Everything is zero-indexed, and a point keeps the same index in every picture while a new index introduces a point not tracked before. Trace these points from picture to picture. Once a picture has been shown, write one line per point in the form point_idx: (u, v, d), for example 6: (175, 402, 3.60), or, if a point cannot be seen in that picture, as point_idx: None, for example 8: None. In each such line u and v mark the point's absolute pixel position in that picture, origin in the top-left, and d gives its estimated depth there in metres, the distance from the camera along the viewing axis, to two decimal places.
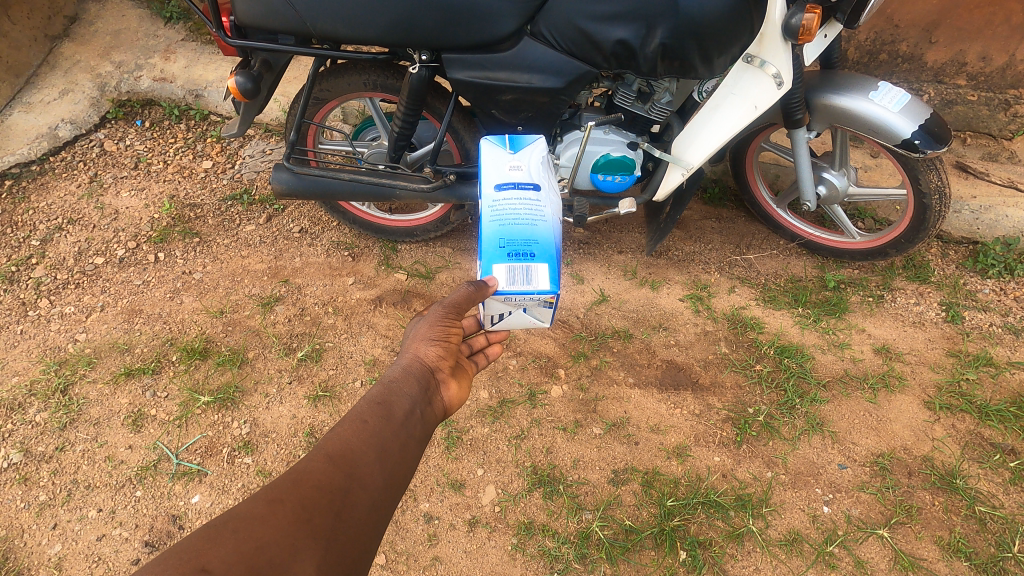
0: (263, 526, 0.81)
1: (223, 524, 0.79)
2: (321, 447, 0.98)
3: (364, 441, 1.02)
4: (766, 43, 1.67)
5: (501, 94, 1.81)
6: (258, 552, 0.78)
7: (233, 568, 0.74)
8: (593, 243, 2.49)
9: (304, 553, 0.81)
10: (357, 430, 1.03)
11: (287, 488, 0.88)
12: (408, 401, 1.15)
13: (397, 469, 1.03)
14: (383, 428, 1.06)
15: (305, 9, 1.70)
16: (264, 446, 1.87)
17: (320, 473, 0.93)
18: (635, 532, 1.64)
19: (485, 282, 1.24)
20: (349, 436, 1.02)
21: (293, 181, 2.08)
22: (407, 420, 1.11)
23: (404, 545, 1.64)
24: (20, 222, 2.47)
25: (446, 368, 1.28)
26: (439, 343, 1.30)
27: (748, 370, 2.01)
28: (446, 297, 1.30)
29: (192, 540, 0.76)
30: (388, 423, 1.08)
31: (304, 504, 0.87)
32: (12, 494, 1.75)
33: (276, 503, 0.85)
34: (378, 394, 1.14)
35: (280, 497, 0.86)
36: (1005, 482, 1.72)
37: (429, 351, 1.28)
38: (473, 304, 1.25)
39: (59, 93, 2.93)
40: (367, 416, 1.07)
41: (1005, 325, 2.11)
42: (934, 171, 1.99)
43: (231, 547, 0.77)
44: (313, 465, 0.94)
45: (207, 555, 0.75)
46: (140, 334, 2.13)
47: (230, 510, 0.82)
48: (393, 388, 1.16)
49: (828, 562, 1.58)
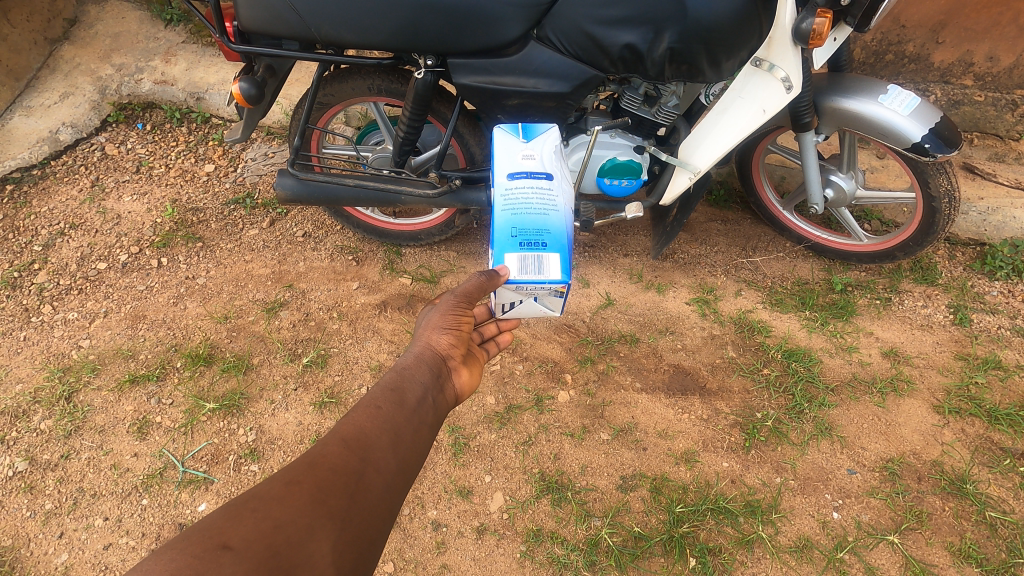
0: (280, 506, 0.81)
1: (243, 504, 0.80)
2: (336, 431, 0.98)
3: (378, 426, 1.01)
4: (774, 47, 1.66)
5: (507, 98, 1.79)
6: (276, 531, 0.78)
7: (253, 548, 0.75)
8: (598, 246, 2.48)
9: (320, 533, 0.82)
10: (371, 415, 1.02)
11: (303, 469, 0.88)
12: (420, 388, 1.14)
13: (410, 454, 1.02)
14: (396, 413, 1.05)
15: (309, 14, 1.68)
16: (270, 453, 1.86)
17: (335, 456, 0.92)
18: (644, 539, 1.64)
19: (497, 270, 1.23)
20: (363, 421, 1.01)
21: (298, 187, 2.07)
22: (420, 406, 1.10)
23: (412, 553, 1.63)
24: (21, 227, 2.45)
25: (458, 356, 1.27)
26: (451, 331, 1.29)
27: (756, 375, 2.00)
28: (458, 286, 1.29)
29: (213, 518, 0.77)
30: (401, 408, 1.07)
31: (320, 486, 0.87)
32: (18, 503, 1.75)
33: (293, 484, 0.85)
34: (391, 380, 1.13)
35: (297, 478, 0.87)
36: (1016, 487, 1.71)
37: (441, 340, 1.27)
38: (485, 293, 1.25)
39: (60, 96, 2.91)
40: (380, 401, 1.06)
41: (1013, 328, 2.10)
42: (942, 175, 1.98)
43: (251, 526, 0.77)
44: (328, 448, 0.94)
45: (226, 533, 0.76)
46: (143, 340, 2.12)
47: (249, 490, 0.83)
48: (405, 374, 1.15)
49: (839, 569, 1.58)
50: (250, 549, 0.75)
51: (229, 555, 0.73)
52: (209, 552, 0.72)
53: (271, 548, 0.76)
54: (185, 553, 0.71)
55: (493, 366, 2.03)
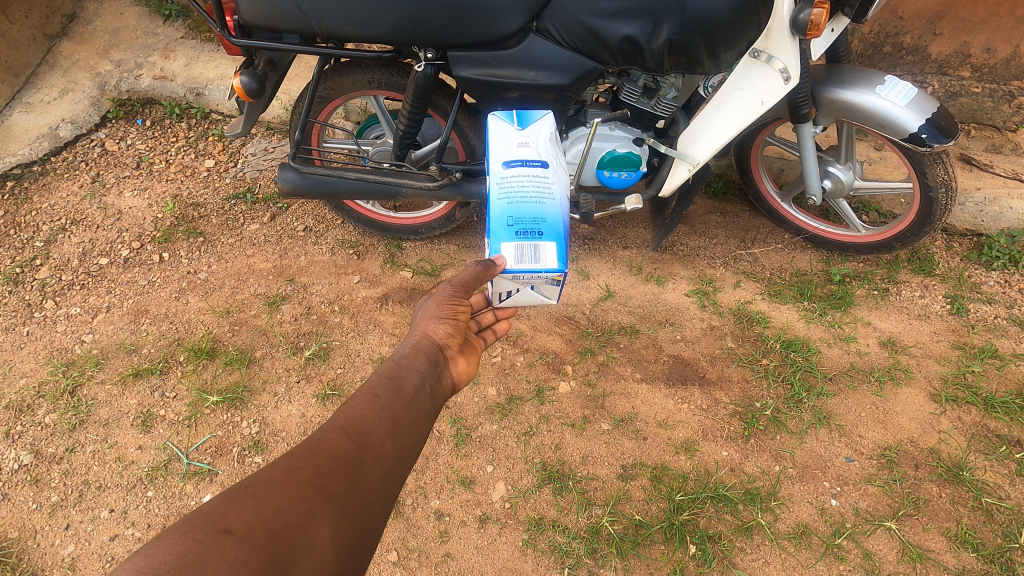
0: (281, 492, 0.83)
1: (243, 490, 0.82)
2: (334, 419, 0.99)
3: (376, 414, 1.02)
4: (773, 38, 1.68)
5: (507, 91, 1.80)
6: (277, 516, 0.80)
7: (254, 533, 0.76)
8: (598, 238, 2.49)
9: (320, 518, 0.83)
10: (368, 404, 1.04)
11: (302, 457, 0.90)
12: (417, 376, 1.15)
13: (407, 442, 1.03)
14: (394, 402, 1.07)
15: (310, 8, 1.69)
16: (274, 445, 1.88)
17: (333, 444, 0.94)
18: (645, 526, 1.66)
19: (493, 261, 1.24)
20: (361, 410, 1.02)
21: (299, 181, 2.07)
22: (417, 395, 1.12)
23: (415, 542, 1.65)
24: (22, 223, 2.46)
25: (455, 346, 1.28)
26: (448, 321, 1.30)
27: (755, 365, 2.01)
28: (454, 276, 1.31)
29: (215, 504, 0.79)
30: (398, 396, 1.08)
31: (319, 473, 0.88)
32: (24, 496, 1.76)
33: (293, 471, 0.87)
34: (388, 370, 1.14)
35: (297, 465, 0.88)
36: (1011, 474, 1.73)
37: (438, 330, 1.28)
38: (481, 283, 1.26)
39: (59, 92, 2.92)
40: (378, 390, 1.08)
41: (1010, 318, 2.12)
42: (940, 165, 2.00)
43: (252, 512, 0.79)
44: (327, 436, 0.95)
45: (228, 518, 0.77)
46: (147, 334, 2.14)
47: (249, 477, 0.84)
48: (403, 363, 1.17)
49: (837, 555, 1.60)
50: (251, 533, 0.76)
51: (231, 540, 0.74)
52: (211, 536, 0.73)
53: (271, 533, 0.78)
54: (187, 537, 0.73)
55: (493, 358, 2.05)
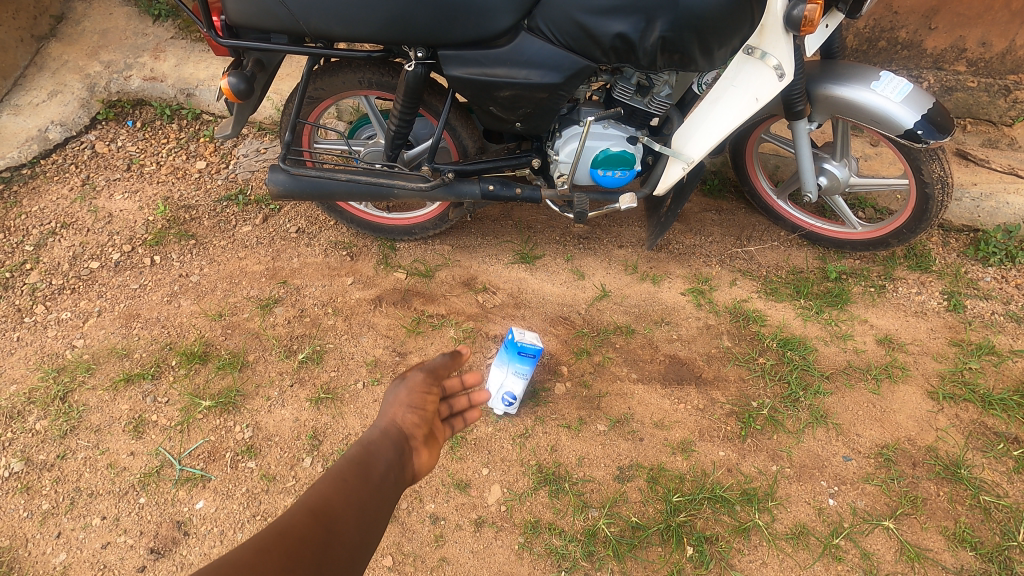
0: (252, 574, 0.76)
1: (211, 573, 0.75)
2: (302, 500, 0.90)
3: (344, 498, 0.92)
4: (767, 34, 1.67)
5: (499, 90, 1.77)
6: None
7: None
8: (593, 237, 2.48)
9: None
10: (338, 488, 0.93)
11: (271, 539, 0.82)
12: (384, 465, 1.02)
13: (375, 528, 0.94)
14: (360, 489, 0.96)
15: (297, 7, 1.66)
16: (266, 450, 1.85)
17: (300, 528, 0.85)
18: (641, 528, 1.64)
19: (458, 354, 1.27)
20: (329, 491, 0.92)
21: (290, 183, 2.05)
22: (384, 484, 0.99)
23: (410, 546, 1.64)
24: (11, 226, 2.43)
25: (421, 435, 1.13)
26: (418, 409, 1.15)
27: (751, 364, 2.00)
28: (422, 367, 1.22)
29: None
30: (366, 484, 0.97)
31: (289, 555, 0.81)
32: (14, 504, 1.74)
33: (262, 551, 0.80)
34: (355, 454, 1.02)
35: (265, 547, 0.80)
36: (1009, 471, 1.73)
37: (406, 416, 1.13)
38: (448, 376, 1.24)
39: (48, 94, 2.88)
40: (346, 474, 0.97)
41: (1007, 313, 2.11)
42: (936, 161, 1.98)
43: None
44: (293, 519, 0.86)
45: None
46: (138, 339, 2.11)
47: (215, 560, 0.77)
48: (371, 449, 1.04)
49: (835, 555, 1.59)
50: None
51: None
52: None
53: None
54: None
55: (489, 360, 2.05)
